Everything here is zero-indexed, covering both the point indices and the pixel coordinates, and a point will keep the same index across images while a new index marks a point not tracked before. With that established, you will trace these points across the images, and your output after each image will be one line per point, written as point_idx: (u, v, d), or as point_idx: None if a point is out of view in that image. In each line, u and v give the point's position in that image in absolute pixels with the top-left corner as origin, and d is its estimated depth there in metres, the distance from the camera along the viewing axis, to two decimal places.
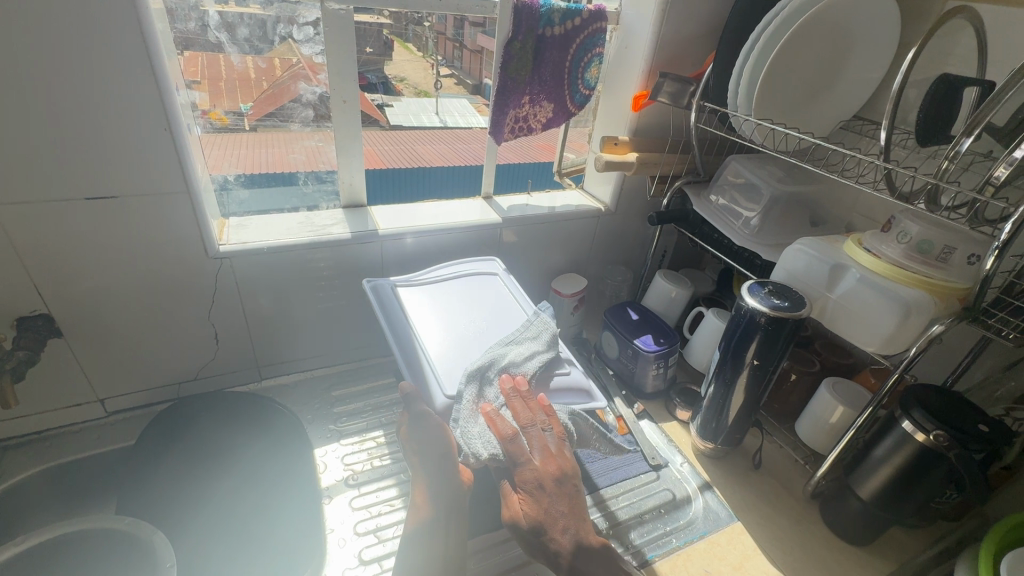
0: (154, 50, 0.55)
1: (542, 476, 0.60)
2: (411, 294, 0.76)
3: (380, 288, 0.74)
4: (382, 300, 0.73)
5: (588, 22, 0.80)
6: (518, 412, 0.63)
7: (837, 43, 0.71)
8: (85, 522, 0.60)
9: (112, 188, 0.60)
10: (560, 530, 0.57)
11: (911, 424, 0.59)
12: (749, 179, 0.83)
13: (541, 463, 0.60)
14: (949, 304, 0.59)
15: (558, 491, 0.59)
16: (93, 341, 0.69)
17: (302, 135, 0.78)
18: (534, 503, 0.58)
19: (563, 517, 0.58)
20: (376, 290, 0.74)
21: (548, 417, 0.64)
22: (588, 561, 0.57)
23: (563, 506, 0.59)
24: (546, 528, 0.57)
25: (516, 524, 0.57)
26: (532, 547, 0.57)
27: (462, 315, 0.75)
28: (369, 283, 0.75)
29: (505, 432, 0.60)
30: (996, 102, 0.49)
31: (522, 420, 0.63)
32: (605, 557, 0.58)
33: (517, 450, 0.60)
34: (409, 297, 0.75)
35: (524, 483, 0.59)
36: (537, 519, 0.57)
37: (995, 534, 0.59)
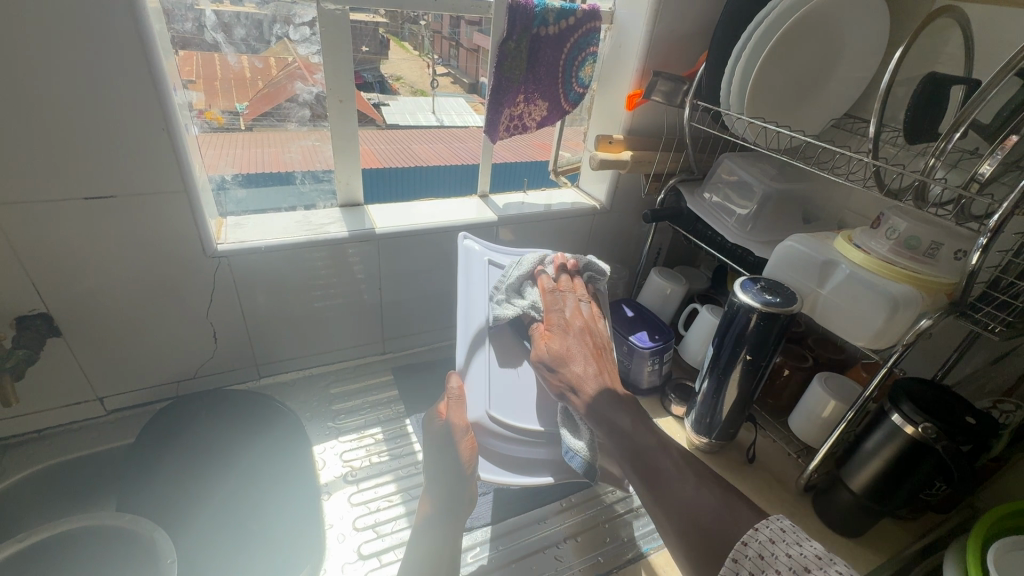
0: (151, 50, 0.56)
1: (570, 324, 0.64)
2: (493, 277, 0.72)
3: (471, 249, 0.75)
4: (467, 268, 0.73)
5: (582, 21, 0.81)
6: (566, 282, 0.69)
7: (828, 42, 0.72)
8: (88, 519, 0.61)
9: (110, 187, 0.61)
10: (575, 364, 0.60)
11: (900, 417, 0.60)
12: (741, 177, 0.84)
13: (573, 314, 0.65)
14: (936, 298, 0.60)
15: (581, 334, 0.62)
16: (91, 340, 0.69)
17: (298, 135, 0.78)
18: (559, 339, 0.62)
19: (585, 356, 0.60)
20: (468, 253, 0.74)
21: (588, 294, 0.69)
22: (600, 402, 0.57)
23: (586, 349, 0.61)
24: (566, 360, 0.60)
25: (540, 357, 0.61)
26: (554, 382, 0.60)
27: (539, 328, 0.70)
28: (465, 238, 0.77)
29: (548, 284, 0.67)
30: (981, 100, 0.51)
31: (564, 285, 0.68)
32: (619, 399, 0.58)
33: (554, 298, 0.66)
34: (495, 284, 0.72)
35: (553, 323, 0.63)
36: (558, 354, 0.60)
37: (982, 523, 0.60)
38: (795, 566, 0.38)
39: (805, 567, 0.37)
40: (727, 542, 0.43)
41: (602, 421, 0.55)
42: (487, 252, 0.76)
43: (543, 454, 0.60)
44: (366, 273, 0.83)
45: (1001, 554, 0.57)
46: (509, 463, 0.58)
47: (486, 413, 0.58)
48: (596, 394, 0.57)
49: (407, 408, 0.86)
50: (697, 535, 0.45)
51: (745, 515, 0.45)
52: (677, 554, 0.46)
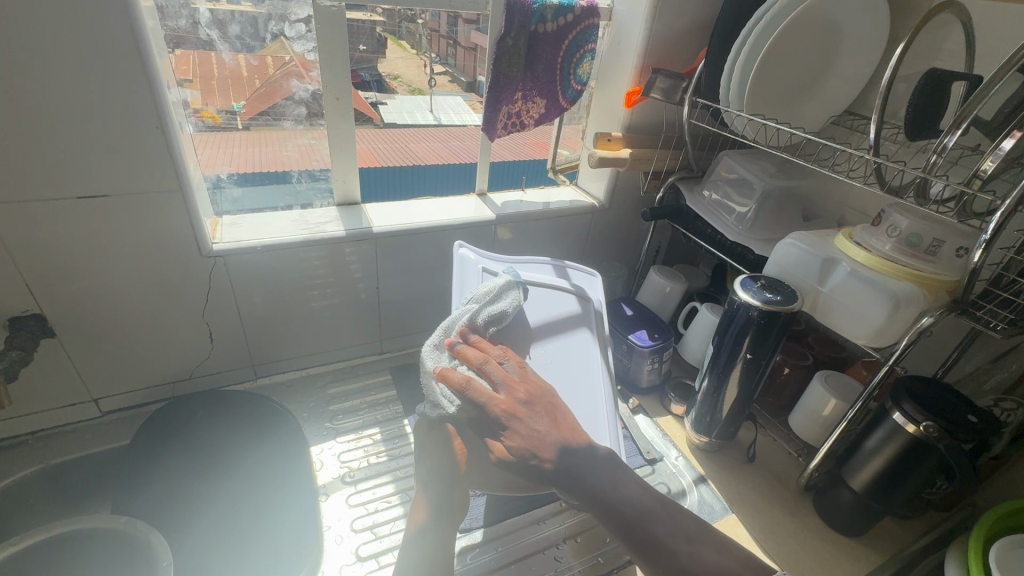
0: (144, 47, 0.55)
1: (513, 405, 0.54)
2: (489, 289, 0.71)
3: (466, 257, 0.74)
4: (463, 276, 0.71)
5: (580, 18, 0.80)
6: (471, 360, 0.57)
7: (828, 38, 0.71)
8: (82, 522, 0.60)
9: (103, 187, 0.60)
10: (546, 448, 0.52)
11: (901, 416, 0.60)
12: (741, 174, 0.83)
13: (508, 396, 0.54)
14: (938, 296, 0.59)
15: (533, 413, 0.54)
16: (85, 340, 0.68)
17: (296, 134, 0.78)
18: (516, 433, 0.52)
19: (549, 433, 0.53)
20: (463, 261, 0.73)
21: (503, 352, 0.60)
22: (582, 466, 0.53)
23: (544, 424, 0.54)
24: (539, 447, 0.52)
25: (506, 461, 0.52)
26: (529, 476, 0.52)
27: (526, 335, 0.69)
28: (461, 248, 0.75)
29: (455, 379, 0.54)
30: (983, 96, 0.50)
31: (476, 362, 0.57)
32: (593, 457, 0.54)
33: (479, 391, 0.53)
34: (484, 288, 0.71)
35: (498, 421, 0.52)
36: (525, 447, 0.52)
37: (984, 522, 0.60)
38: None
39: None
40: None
41: (589, 494, 0.51)
42: (482, 260, 0.75)
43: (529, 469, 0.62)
44: (364, 272, 0.82)
45: (1004, 552, 0.56)
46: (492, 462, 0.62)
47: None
48: (573, 470, 0.52)
49: (405, 408, 0.86)
50: None
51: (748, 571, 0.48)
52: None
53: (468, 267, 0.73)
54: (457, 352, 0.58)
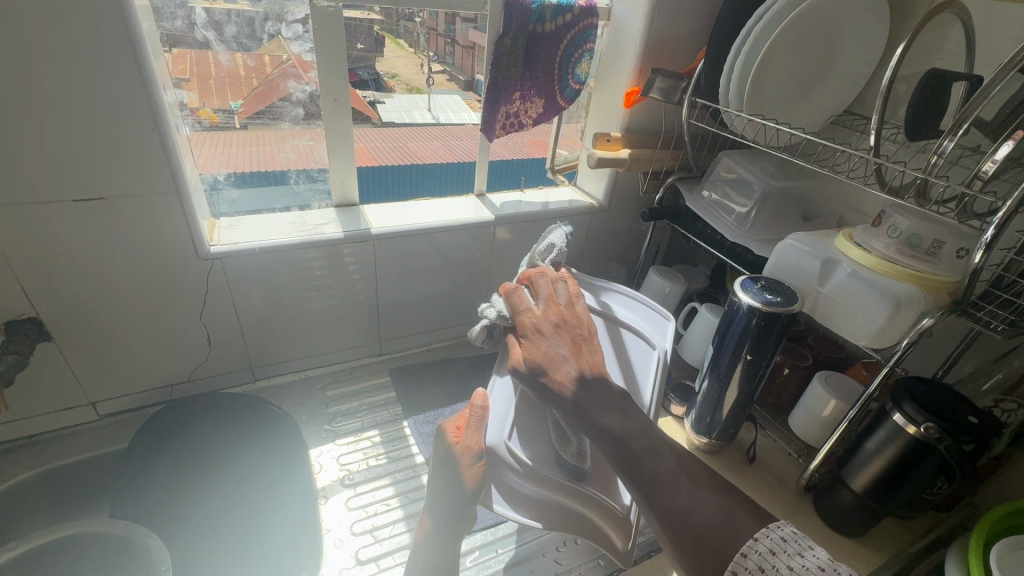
0: (139, 48, 0.55)
1: (542, 322, 0.60)
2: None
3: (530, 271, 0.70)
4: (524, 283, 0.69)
5: (579, 18, 0.80)
6: (529, 280, 0.66)
7: (828, 38, 0.71)
8: (79, 526, 0.60)
9: (99, 189, 0.59)
10: (558, 368, 0.56)
11: (902, 417, 0.60)
12: (740, 175, 0.83)
13: (543, 313, 0.61)
14: (938, 297, 0.59)
15: (554, 334, 0.59)
16: (82, 344, 0.68)
17: (293, 134, 0.77)
18: (532, 346, 0.58)
19: (563, 357, 0.57)
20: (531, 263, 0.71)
21: (564, 277, 0.67)
22: (589, 399, 0.54)
23: (564, 349, 0.57)
24: (545, 366, 0.56)
25: (517, 367, 0.58)
26: (536, 391, 0.56)
27: None
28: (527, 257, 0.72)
29: (508, 287, 0.64)
30: (984, 97, 0.50)
31: (533, 279, 0.65)
32: (603, 393, 0.55)
33: (519, 299, 0.62)
34: None
35: (524, 329, 0.59)
36: (537, 359, 0.57)
37: (985, 524, 0.60)
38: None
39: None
40: (727, 550, 0.40)
41: (590, 426, 0.52)
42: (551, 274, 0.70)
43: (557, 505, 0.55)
44: (362, 274, 0.82)
45: (1004, 553, 0.56)
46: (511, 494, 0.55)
47: (504, 440, 0.56)
48: (576, 397, 0.54)
49: (404, 410, 0.85)
50: (691, 544, 0.42)
51: (743, 522, 0.42)
52: (676, 563, 0.43)
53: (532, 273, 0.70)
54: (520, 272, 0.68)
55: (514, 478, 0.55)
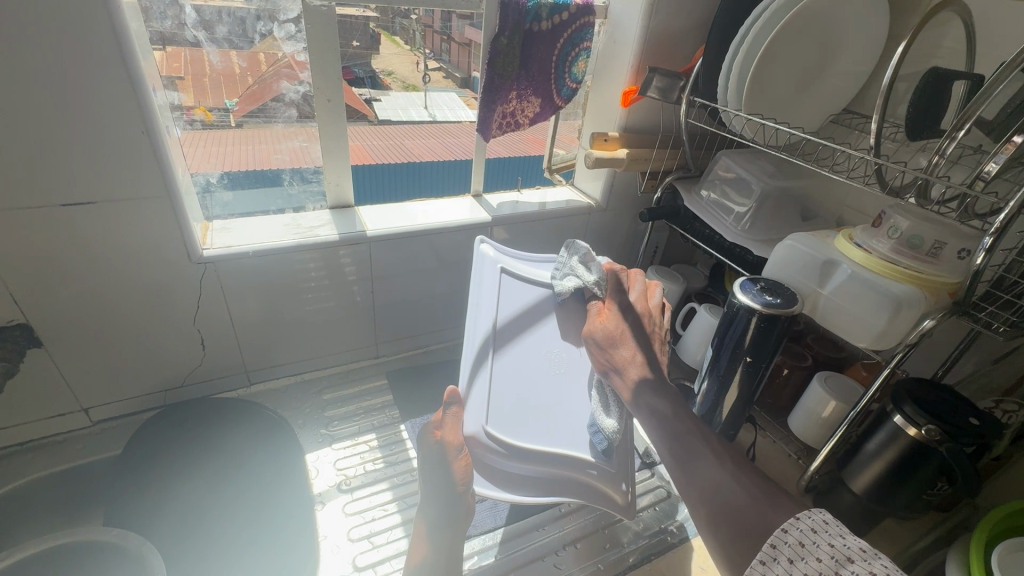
0: (128, 50, 0.54)
1: (631, 308, 0.65)
2: (513, 299, 0.67)
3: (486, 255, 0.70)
4: (479, 280, 0.68)
5: (576, 16, 0.79)
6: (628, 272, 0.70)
7: (827, 36, 0.70)
8: (71, 535, 0.59)
9: (88, 193, 0.58)
10: (631, 346, 0.61)
11: (902, 418, 0.59)
12: (739, 174, 0.83)
13: (636, 301, 0.66)
14: (939, 298, 0.59)
15: (639, 326, 0.63)
16: (74, 349, 0.67)
17: (287, 135, 0.76)
18: (615, 321, 0.63)
19: (637, 343, 0.61)
20: (482, 258, 0.70)
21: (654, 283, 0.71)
22: (649, 388, 0.57)
23: (641, 337, 0.62)
24: (617, 342, 0.61)
25: (594, 329, 0.63)
26: (602, 359, 0.61)
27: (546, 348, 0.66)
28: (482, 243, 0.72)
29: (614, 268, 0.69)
30: (986, 97, 0.50)
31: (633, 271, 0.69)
32: (662, 387, 0.57)
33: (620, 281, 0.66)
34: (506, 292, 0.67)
35: (614, 306, 0.65)
36: (616, 333, 0.62)
37: (986, 525, 0.60)
38: (838, 556, 0.34)
39: (849, 558, 0.34)
40: (765, 527, 0.40)
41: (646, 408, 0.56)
42: (501, 257, 0.71)
43: (551, 476, 0.57)
44: (358, 276, 0.81)
45: (1005, 555, 0.56)
46: (503, 477, 0.56)
47: (483, 428, 0.56)
48: (641, 382, 0.58)
49: (402, 413, 0.85)
50: (728, 517, 0.43)
51: (785, 504, 0.42)
52: (708, 538, 0.43)
53: (487, 268, 0.69)
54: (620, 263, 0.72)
55: (498, 460, 0.56)
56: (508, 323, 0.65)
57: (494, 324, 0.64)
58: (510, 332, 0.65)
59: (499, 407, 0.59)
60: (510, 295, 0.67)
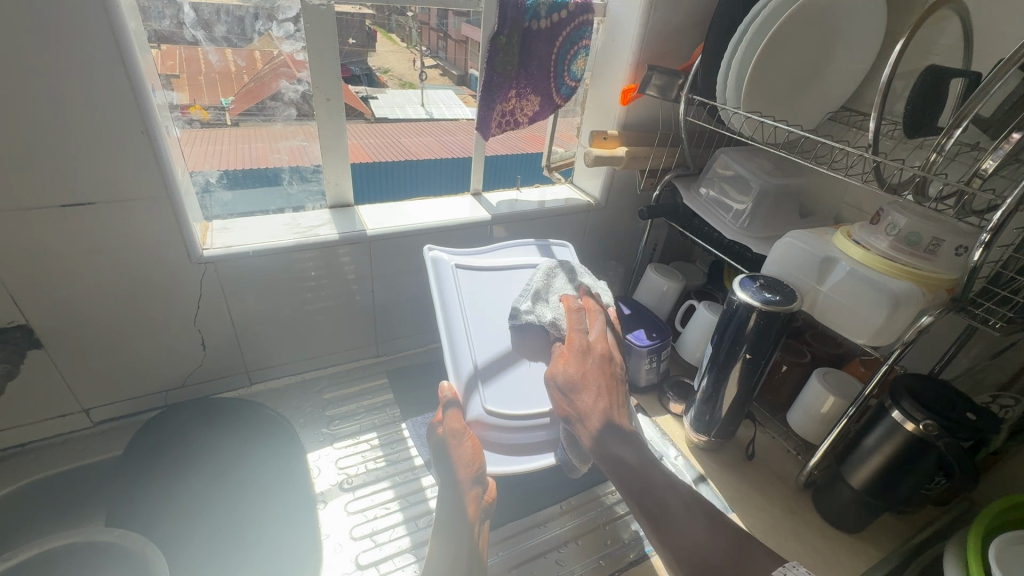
0: (126, 50, 0.53)
1: (590, 346, 0.62)
2: (472, 294, 0.69)
3: (440, 259, 0.71)
4: (439, 282, 0.69)
5: (574, 14, 0.79)
6: (587, 304, 0.68)
7: (824, 34, 0.71)
8: (74, 536, 0.59)
9: (88, 194, 0.58)
10: (593, 392, 0.58)
11: (900, 414, 0.60)
12: (737, 171, 0.83)
13: (594, 340, 0.63)
14: (936, 294, 0.59)
15: (602, 365, 0.61)
16: (74, 351, 0.67)
17: (285, 134, 0.76)
18: (575, 363, 0.60)
19: (598, 385, 0.59)
20: (435, 263, 0.70)
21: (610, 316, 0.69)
22: (612, 436, 0.56)
23: (600, 378, 0.60)
24: (578, 386, 0.58)
25: (556, 377, 0.59)
26: (562, 405, 0.58)
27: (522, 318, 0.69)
28: (430, 252, 0.72)
29: (572, 303, 0.66)
30: (983, 95, 0.50)
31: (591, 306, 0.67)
32: (624, 433, 0.57)
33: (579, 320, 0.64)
34: (467, 283, 0.70)
35: (573, 346, 0.61)
36: (579, 379, 0.59)
37: (982, 518, 0.60)
38: None
39: None
40: None
41: (607, 455, 0.55)
42: (455, 258, 0.73)
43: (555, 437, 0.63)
44: (358, 275, 0.81)
45: (1003, 548, 0.56)
46: (513, 449, 0.62)
47: (484, 410, 0.60)
48: (605, 431, 0.56)
49: (402, 412, 0.85)
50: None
51: (762, 561, 0.48)
52: None
53: (444, 269, 0.71)
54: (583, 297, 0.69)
55: (502, 435, 0.61)
56: (477, 315, 0.67)
57: (466, 320, 0.66)
58: (484, 321, 0.67)
59: (496, 385, 0.63)
60: (469, 290, 0.69)
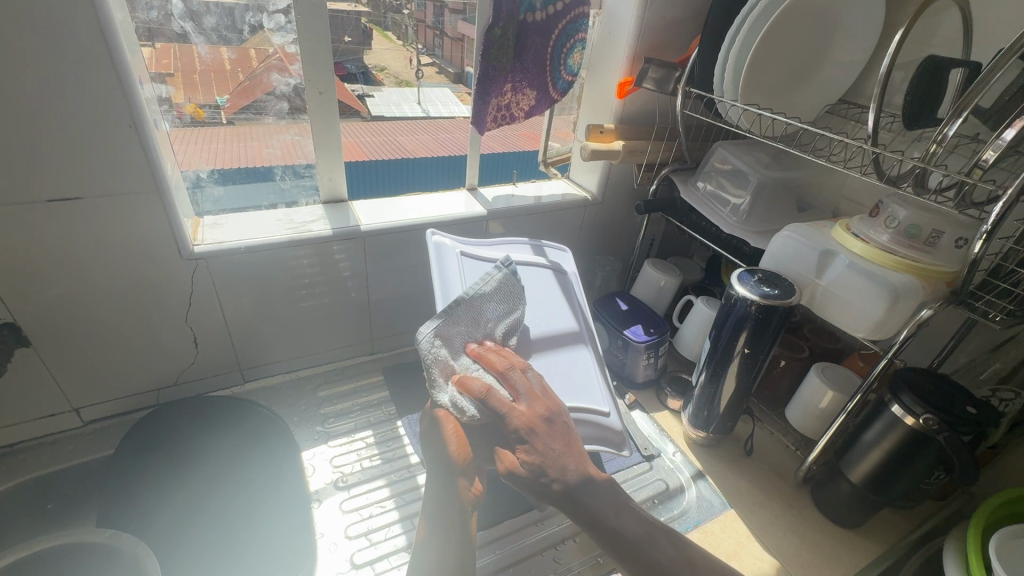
0: (112, 41, 0.52)
1: (531, 420, 0.55)
2: (476, 278, 0.69)
3: (442, 243, 0.71)
4: (441, 264, 0.68)
5: (569, 7, 0.78)
6: (494, 364, 0.59)
7: (822, 26, 0.70)
8: (65, 537, 0.58)
9: (74, 189, 0.57)
10: (557, 470, 0.54)
11: (900, 408, 0.59)
12: (735, 165, 0.82)
13: (527, 409, 0.56)
14: (936, 287, 0.59)
15: (548, 432, 0.56)
16: (63, 349, 0.66)
17: (278, 129, 0.75)
18: (531, 449, 0.54)
19: (561, 455, 0.55)
20: (438, 247, 0.70)
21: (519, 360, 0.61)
22: (588, 496, 0.55)
23: (558, 446, 0.56)
24: (546, 468, 0.54)
25: (515, 476, 0.54)
26: (536, 492, 0.54)
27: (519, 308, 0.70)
28: (432, 234, 0.72)
29: (475, 389, 0.55)
30: (982, 84, 0.50)
31: (499, 371, 0.58)
32: (599, 489, 0.56)
33: (499, 403, 0.55)
34: (470, 266, 0.70)
35: (518, 434, 0.54)
36: (535, 467, 0.54)
37: (982, 513, 0.60)
38: None
39: None
40: None
41: (588, 515, 0.54)
42: (458, 245, 0.73)
43: None
44: (353, 271, 0.80)
45: (1004, 542, 0.56)
46: None
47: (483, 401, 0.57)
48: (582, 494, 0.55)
49: (398, 410, 0.84)
50: None
51: None
52: None
53: (446, 254, 0.70)
54: (478, 358, 0.59)
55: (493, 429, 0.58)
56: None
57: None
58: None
59: None
60: (473, 274, 0.69)
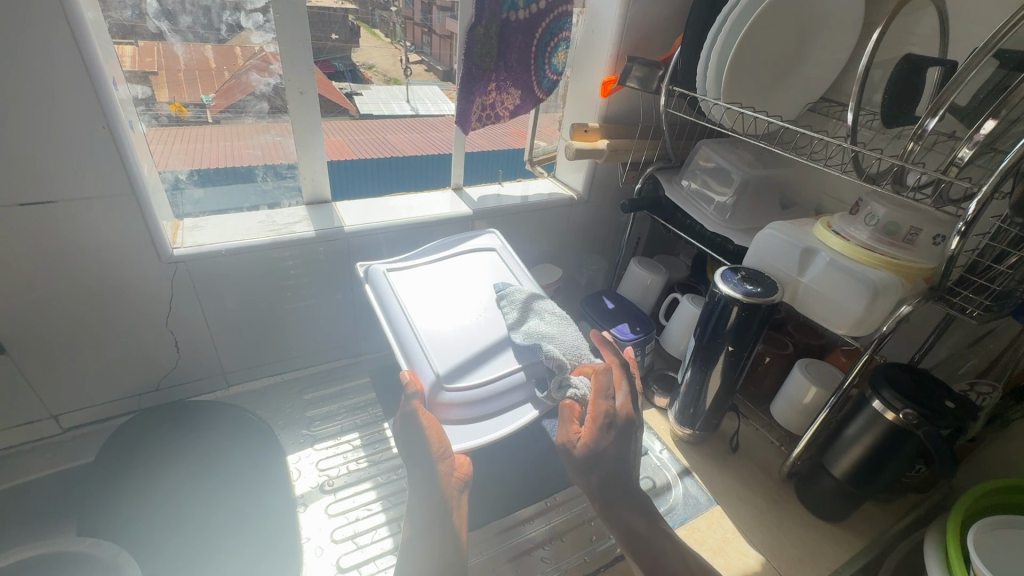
0: (83, 41, 0.51)
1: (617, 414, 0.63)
2: (412, 287, 0.70)
3: (372, 271, 0.73)
4: (379, 291, 0.70)
5: (553, 5, 0.77)
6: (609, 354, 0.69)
7: (803, 25, 0.71)
8: (43, 548, 0.57)
9: (48, 192, 0.56)
10: (610, 472, 0.61)
11: (880, 404, 0.60)
12: (719, 163, 0.82)
13: (621, 405, 0.64)
14: (915, 284, 0.59)
15: (626, 435, 0.63)
16: (39, 355, 0.64)
17: (258, 129, 0.74)
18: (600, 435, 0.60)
19: (619, 458, 0.62)
20: (368, 273, 0.73)
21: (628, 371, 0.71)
22: (624, 504, 0.61)
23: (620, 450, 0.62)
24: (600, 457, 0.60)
25: (573, 448, 0.59)
26: (583, 471, 0.60)
27: (460, 292, 0.72)
28: (364, 267, 0.75)
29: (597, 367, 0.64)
30: (959, 82, 0.51)
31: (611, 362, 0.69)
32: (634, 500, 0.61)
33: (609, 383, 0.64)
34: (405, 278, 0.72)
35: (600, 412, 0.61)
36: (597, 451, 0.59)
37: (960, 505, 0.61)
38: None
39: None
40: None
41: (621, 524, 0.59)
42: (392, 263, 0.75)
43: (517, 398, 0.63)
44: (337, 273, 0.79)
45: (981, 534, 0.57)
46: (480, 422, 0.61)
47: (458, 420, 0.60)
48: (619, 502, 0.61)
49: (385, 412, 0.83)
50: None
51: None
52: None
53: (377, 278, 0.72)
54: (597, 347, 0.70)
55: (458, 412, 0.60)
56: (422, 304, 0.68)
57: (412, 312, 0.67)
58: (425, 305, 0.68)
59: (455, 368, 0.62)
60: (408, 284, 0.71)
